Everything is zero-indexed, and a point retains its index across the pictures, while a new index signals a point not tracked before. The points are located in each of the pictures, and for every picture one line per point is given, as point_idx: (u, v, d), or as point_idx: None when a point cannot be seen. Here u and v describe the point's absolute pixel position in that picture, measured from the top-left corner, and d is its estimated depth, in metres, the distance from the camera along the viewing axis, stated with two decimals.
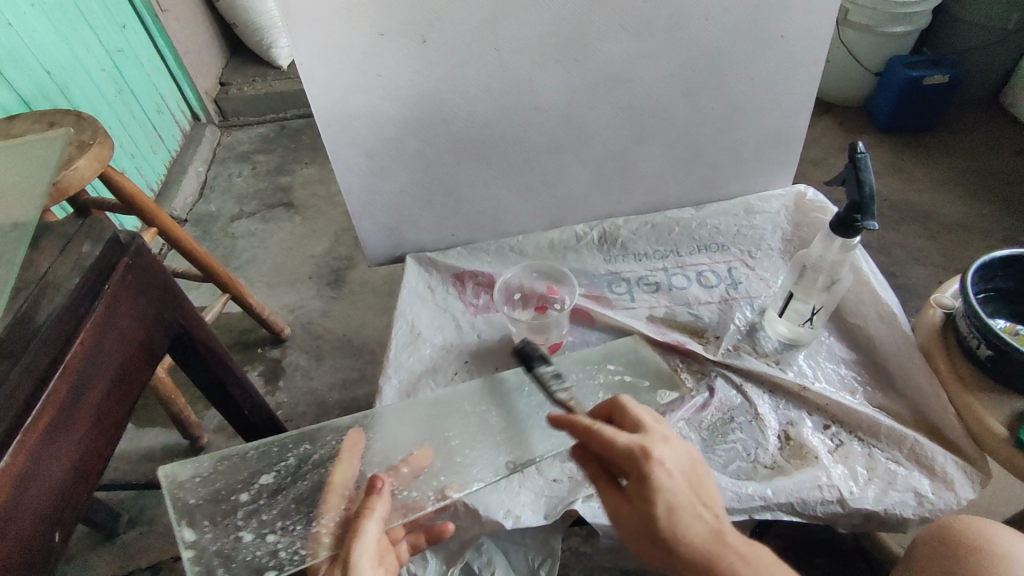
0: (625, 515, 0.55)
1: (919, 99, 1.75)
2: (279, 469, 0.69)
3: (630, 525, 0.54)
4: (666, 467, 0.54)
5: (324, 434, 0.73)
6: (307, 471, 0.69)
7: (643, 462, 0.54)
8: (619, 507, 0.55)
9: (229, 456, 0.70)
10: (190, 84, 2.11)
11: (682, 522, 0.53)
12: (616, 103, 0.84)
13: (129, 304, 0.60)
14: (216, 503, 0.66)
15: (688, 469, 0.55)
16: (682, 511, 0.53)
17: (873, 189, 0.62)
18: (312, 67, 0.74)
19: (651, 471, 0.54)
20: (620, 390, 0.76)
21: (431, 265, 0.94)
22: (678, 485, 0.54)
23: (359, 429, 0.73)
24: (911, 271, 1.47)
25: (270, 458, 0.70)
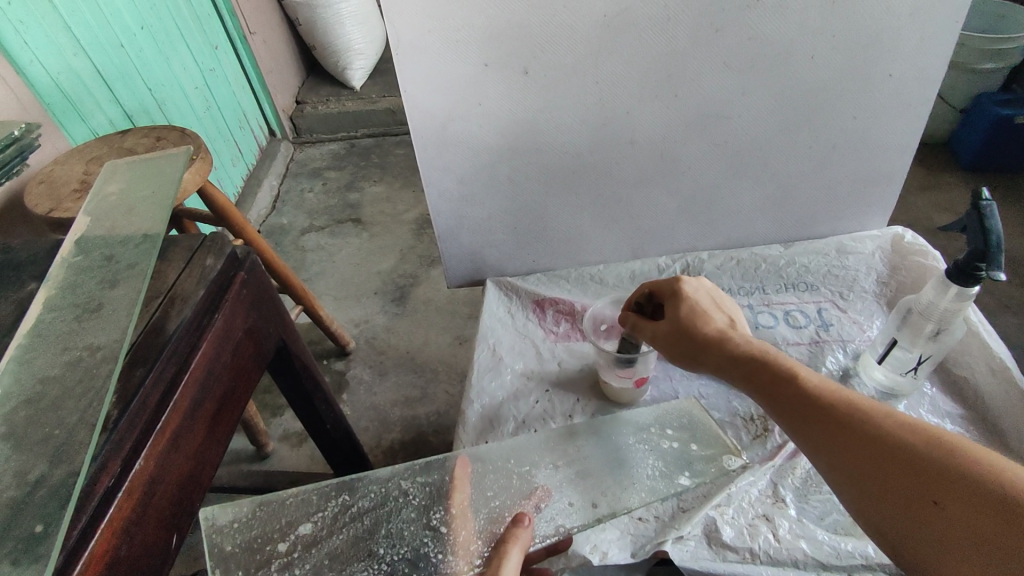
0: (658, 327, 0.69)
1: (1009, 139, 1.68)
2: (317, 519, 0.60)
3: (666, 331, 0.68)
4: (692, 286, 0.69)
5: (365, 484, 0.63)
6: (345, 526, 0.60)
7: (677, 282, 0.70)
8: (657, 325, 0.69)
9: (268, 500, 0.61)
10: (271, 102, 2.22)
11: (707, 323, 0.66)
12: (711, 139, 0.84)
13: (242, 317, 0.62)
14: (251, 553, 0.56)
15: (714, 301, 0.69)
16: (708, 315, 0.67)
17: (1001, 238, 0.59)
18: (417, 96, 0.76)
19: (681, 285, 0.69)
20: (676, 460, 0.70)
21: (512, 291, 0.95)
22: (705, 307, 0.68)
23: (399, 480, 0.64)
24: (1002, 319, 1.39)
25: (309, 506, 0.61)
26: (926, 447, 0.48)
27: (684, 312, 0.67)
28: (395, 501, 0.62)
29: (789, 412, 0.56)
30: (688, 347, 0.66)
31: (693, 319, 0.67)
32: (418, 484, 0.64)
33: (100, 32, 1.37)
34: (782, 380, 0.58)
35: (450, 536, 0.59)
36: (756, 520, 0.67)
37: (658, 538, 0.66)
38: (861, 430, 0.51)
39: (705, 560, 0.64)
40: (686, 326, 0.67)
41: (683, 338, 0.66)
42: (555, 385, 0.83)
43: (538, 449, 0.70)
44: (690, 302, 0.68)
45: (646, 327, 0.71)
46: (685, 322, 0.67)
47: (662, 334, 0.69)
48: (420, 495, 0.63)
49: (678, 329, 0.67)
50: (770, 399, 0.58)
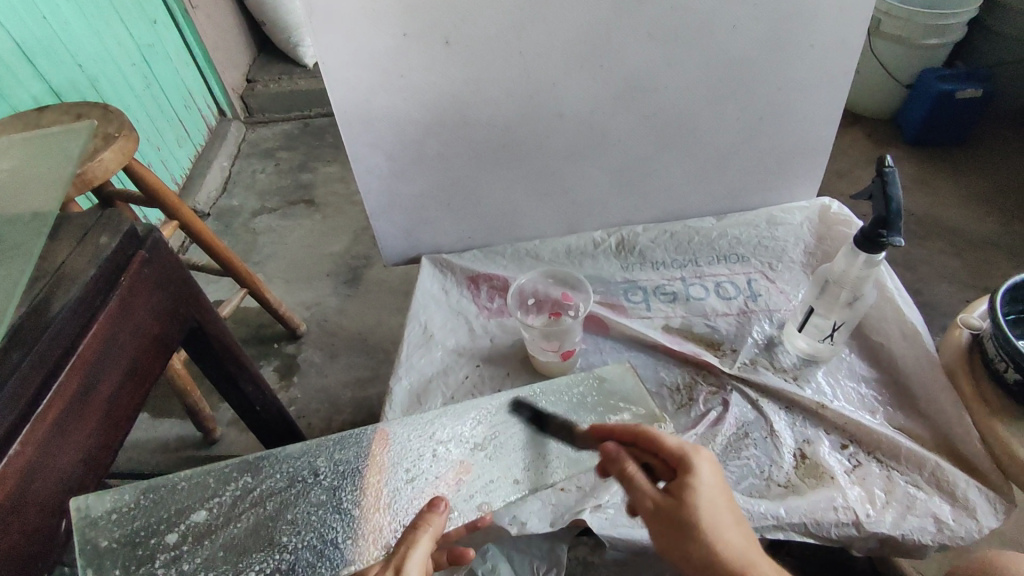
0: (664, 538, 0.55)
1: (950, 113, 1.71)
2: (214, 506, 0.57)
3: (669, 516, 0.55)
4: (707, 476, 0.56)
5: (271, 464, 0.61)
6: (244, 511, 0.58)
7: (686, 464, 0.57)
8: (655, 496, 0.56)
9: (157, 485, 0.58)
10: (218, 80, 2.14)
11: (720, 528, 0.54)
12: (639, 110, 0.83)
13: (144, 297, 0.60)
14: (133, 547, 0.54)
15: (725, 496, 0.56)
16: (718, 530, 0.54)
17: (901, 206, 0.61)
18: (336, 67, 0.74)
19: (694, 475, 0.56)
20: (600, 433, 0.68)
21: (446, 267, 0.93)
22: (719, 501, 0.55)
23: (310, 459, 0.61)
24: (938, 288, 1.43)
25: (203, 490, 0.58)
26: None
27: (693, 506, 0.54)
28: (304, 482, 0.60)
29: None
30: (688, 545, 0.54)
31: (706, 523, 0.54)
32: (330, 463, 0.61)
33: (18, 3, 1.29)
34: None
35: (361, 519, 0.58)
36: None
37: (577, 508, 0.67)
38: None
39: (624, 528, 0.65)
40: (697, 526, 0.54)
41: (684, 532, 0.54)
42: (486, 360, 0.84)
43: (465, 421, 0.67)
44: (704, 498, 0.55)
45: (645, 496, 0.57)
46: (695, 523, 0.54)
47: (660, 511, 0.56)
48: (331, 474, 0.61)
49: (684, 523, 0.54)
50: None
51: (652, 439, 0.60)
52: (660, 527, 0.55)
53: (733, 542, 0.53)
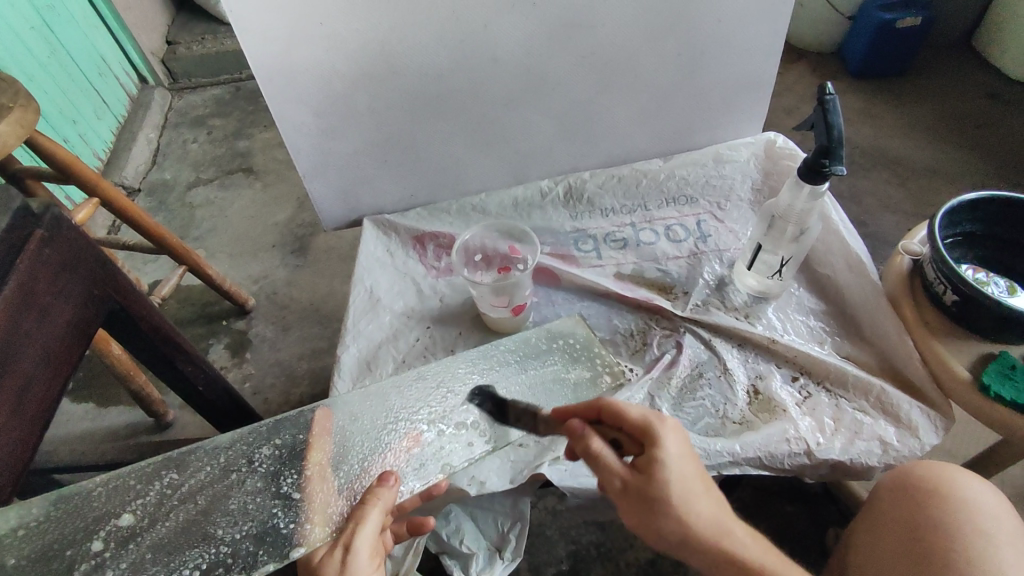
0: (636, 515, 0.54)
1: (892, 42, 1.71)
2: (138, 508, 0.54)
3: (639, 496, 0.53)
4: (673, 447, 0.54)
5: (199, 457, 0.57)
6: (172, 509, 0.54)
7: (652, 440, 0.55)
8: (628, 475, 0.54)
9: (70, 494, 0.53)
10: (134, 43, 1.97)
11: (686, 497, 0.53)
12: (577, 50, 0.79)
13: (49, 283, 0.55)
14: (48, 560, 0.50)
15: (694, 466, 0.55)
16: (690, 501, 0.53)
17: (842, 134, 0.60)
18: (246, 18, 0.67)
19: (659, 445, 0.54)
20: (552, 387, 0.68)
21: (390, 228, 0.89)
22: (685, 470, 0.54)
23: (245, 448, 0.58)
24: (882, 217, 1.46)
25: (125, 493, 0.54)
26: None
27: (662, 478, 0.53)
28: (238, 472, 0.57)
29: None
30: (658, 521, 0.53)
31: (675, 495, 0.52)
32: (266, 450, 0.58)
33: None
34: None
35: (302, 501, 0.55)
36: None
37: (535, 462, 0.67)
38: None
39: (584, 477, 0.67)
40: (668, 501, 0.52)
41: (654, 509, 0.53)
42: (437, 321, 0.81)
43: (412, 392, 0.65)
44: (674, 474, 0.53)
45: (614, 474, 0.54)
46: (666, 498, 0.52)
47: (630, 489, 0.54)
48: (269, 461, 0.58)
49: (655, 498, 0.52)
50: None
51: (615, 413, 0.58)
52: (630, 505, 0.53)
53: (697, 508, 0.53)
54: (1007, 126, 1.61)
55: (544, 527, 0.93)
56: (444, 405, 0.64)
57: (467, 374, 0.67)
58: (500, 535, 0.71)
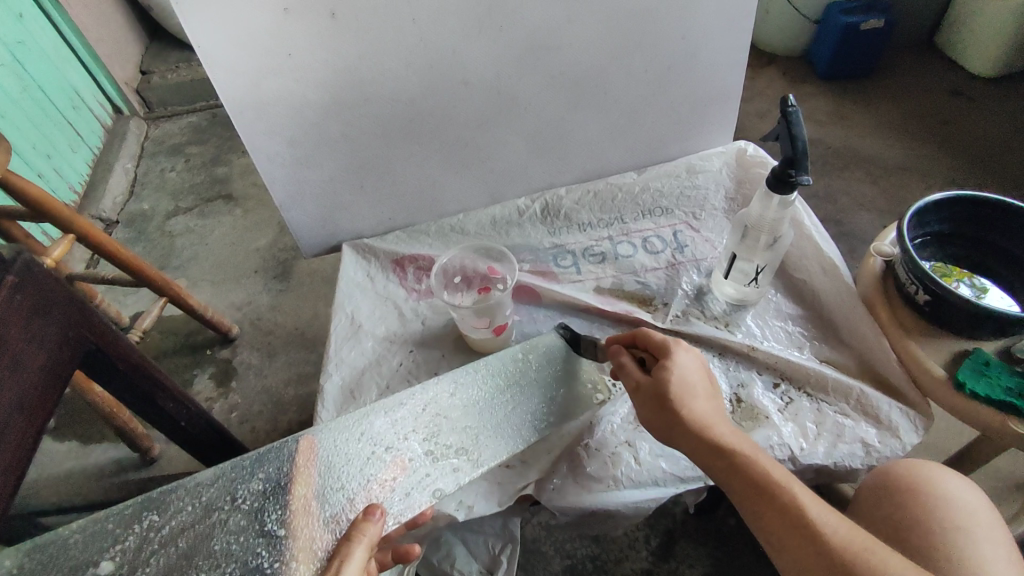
0: (648, 412, 0.60)
1: (858, 45, 1.75)
2: (116, 554, 0.52)
3: (648, 393, 0.60)
4: (685, 360, 0.61)
5: (179, 497, 0.56)
6: (153, 554, 0.53)
7: (665, 351, 0.62)
8: (640, 377, 0.62)
9: (44, 543, 0.52)
10: (108, 74, 1.95)
11: (692, 396, 0.59)
12: (547, 70, 0.81)
13: (20, 328, 0.55)
14: None
15: (704, 381, 0.61)
16: (690, 395, 0.59)
17: (805, 143, 0.61)
18: (214, 53, 0.67)
19: (673, 357, 0.61)
20: (533, 407, 0.69)
21: (370, 252, 0.90)
22: (694, 380, 0.60)
23: (227, 485, 0.57)
24: (858, 216, 1.48)
25: (103, 539, 0.53)
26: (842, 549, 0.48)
27: (668, 378, 0.60)
28: (220, 511, 0.55)
29: (761, 515, 0.53)
30: (668, 414, 0.59)
31: (678, 389, 0.59)
32: (249, 486, 0.57)
33: None
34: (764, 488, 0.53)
35: (286, 539, 0.54)
36: (620, 448, 0.69)
37: (522, 483, 0.67)
38: (813, 540, 0.50)
39: (571, 497, 0.66)
40: (672, 393, 0.59)
41: (662, 403, 0.59)
42: (419, 345, 0.81)
43: (399, 416, 0.65)
44: (679, 375, 0.60)
45: (631, 377, 0.63)
46: (670, 391, 0.59)
47: (642, 388, 0.61)
48: (251, 498, 0.56)
49: (661, 392, 0.59)
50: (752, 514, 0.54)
51: (644, 335, 0.65)
52: (642, 399, 0.61)
53: (702, 407, 0.58)
54: (973, 122, 1.65)
55: (539, 543, 0.92)
56: (430, 429, 0.65)
57: (450, 396, 0.67)
58: (491, 556, 0.70)
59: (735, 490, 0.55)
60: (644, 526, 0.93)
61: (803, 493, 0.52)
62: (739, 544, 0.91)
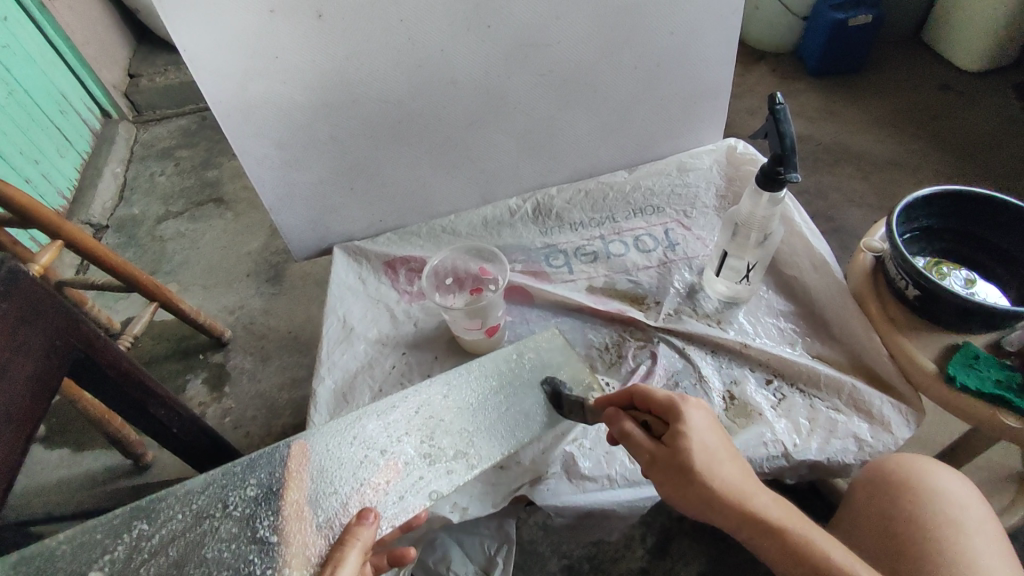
0: (670, 491, 0.55)
1: (846, 41, 1.75)
2: (107, 563, 0.52)
3: (667, 467, 0.54)
4: (699, 424, 0.55)
5: (169, 505, 0.55)
6: (143, 562, 0.52)
7: (677, 416, 0.55)
8: (656, 449, 0.55)
9: (33, 554, 0.51)
10: (95, 79, 1.94)
11: (716, 466, 0.54)
12: (535, 68, 0.80)
13: (6, 338, 0.54)
14: None
15: (719, 441, 0.55)
16: (716, 469, 0.54)
17: (794, 139, 0.61)
18: (200, 56, 0.67)
19: (687, 425, 0.55)
20: (527, 403, 0.68)
21: (361, 255, 0.89)
22: (713, 447, 0.55)
23: (217, 492, 0.57)
24: (848, 212, 1.49)
25: (92, 549, 0.52)
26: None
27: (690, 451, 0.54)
28: (211, 518, 0.55)
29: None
30: (693, 490, 0.53)
31: (701, 464, 0.53)
32: (240, 493, 0.57)
33: None
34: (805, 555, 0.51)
35: (279, 545, 0.54)
36: (614, 447, 0.69)
37: (517, 485, 0.67)
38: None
39: (566, 496, 0.66)
40: (697, 471, 0.53)
41: (688, 479, 0.53)
42: (412, 347, 0.81)
43: (391, 419, 0.65)
44: (698, 444, 0.54)
45: (641, 449, 0.56)
46: (695, 467, 0.53)
47: (660, 462, 0.55)
48: (242, 504, 0.56)
49: (685, 470, 0.53)
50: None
51: (643, 394, 0.59)
52: (661, 477, 0.55)
53: (728, 477, 0.54)
54: (961, 116, 1.66)
55: (536, 544, 0.92)
56: (423, 431, 0.64)
57: (443, 399, 0.67)
58: (486, 558, 0.70)
59: (771, 555, 0.53)
60: (640, 525, 0.93)
61: (847, 558, 0.51)
62: (735, 541, 0.91)
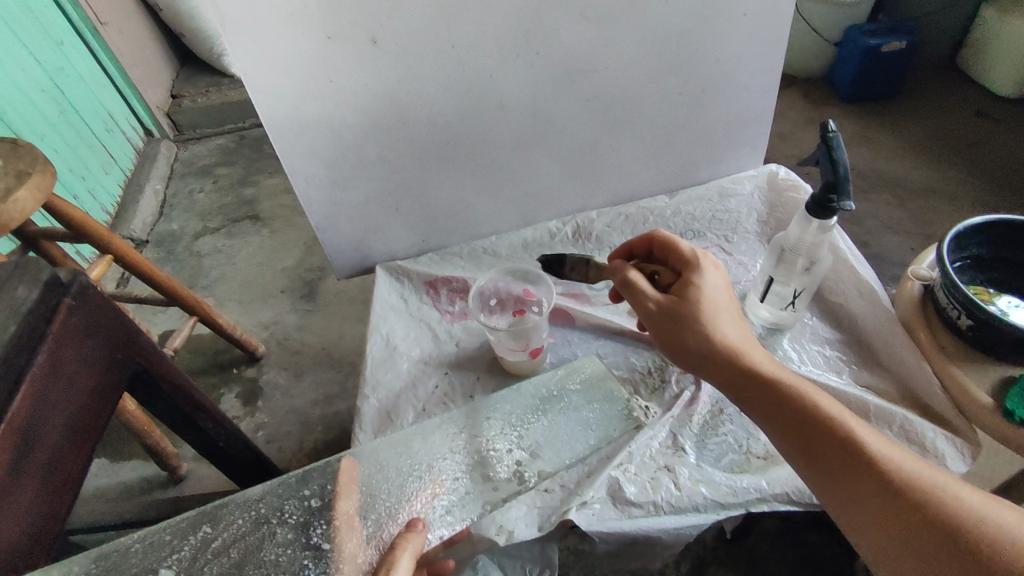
0: (661, 326, 0.63)
1: (880, 67, 1.75)
2: (174, 562, 0.53)
3: (667, 306, 0.62)
4: (709, 275, 0.64)
5: (232, 511, 0.57)
6: (206, 563, 0.53)
7: (691, 267, 0.65)
8: (659, 294, 0.64)
9: (108, 552, 0.53)
10: (141, 99, 2.01)
11: (716, 311, 0.61)
12: (581, 93, 0.82)
13: (73, 350, 0.55)
14: None
15: (728, 294, 0.64)
16: (716, 307, 0.62)
17: (847, 168, 0.61)
18: (259, 78, 0.69)
19: (697, 273, 0.64)
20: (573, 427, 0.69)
21: (404, 275, 0.91)
22: (720, 296, 0.63)
23: (275, 500, 0.57)
24: (885, 238, 1.47)
25: (160, 550, 0.54)
26: (912, 484, 0.47)
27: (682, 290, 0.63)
28: (269, 523, 0.56)
29: (786, 423, 0.54)
30: (688, 324, 0.61)
31: (701, 303, 0.61)
32: (295, 500, 0.57)
33: None
34: (791, 398, 0.55)
35: (332, 551, 0.54)
36: (659, 473, 0.68)
37: (563, 508, 0.65)
38: (843, 443, 0.51)
39: (611, 521, 0.64)
40: (694, 316, 0.61)
41: (681, 321, 0.61)
42: (454, 367, 0.81)
43: (439, 438, 0.66)
44: (705, 289, 0.62)
45: (645, 293, 0.65)
46: (694, 307, 0.61)
47: (661, 302, 0.63)
48: (298, 510, 0.57)
49: (684, 314, 0.61)
50: (786, 425, 0.54)
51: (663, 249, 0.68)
52: (658, 318, 0.63)
53: (728, 322, 0.61)
54: (1000, 143, 1.64)
55: None
56: (470, 448, 0.66)
57: (487, 419, 0.69)
58: None
59: (759, 400, 0.56)
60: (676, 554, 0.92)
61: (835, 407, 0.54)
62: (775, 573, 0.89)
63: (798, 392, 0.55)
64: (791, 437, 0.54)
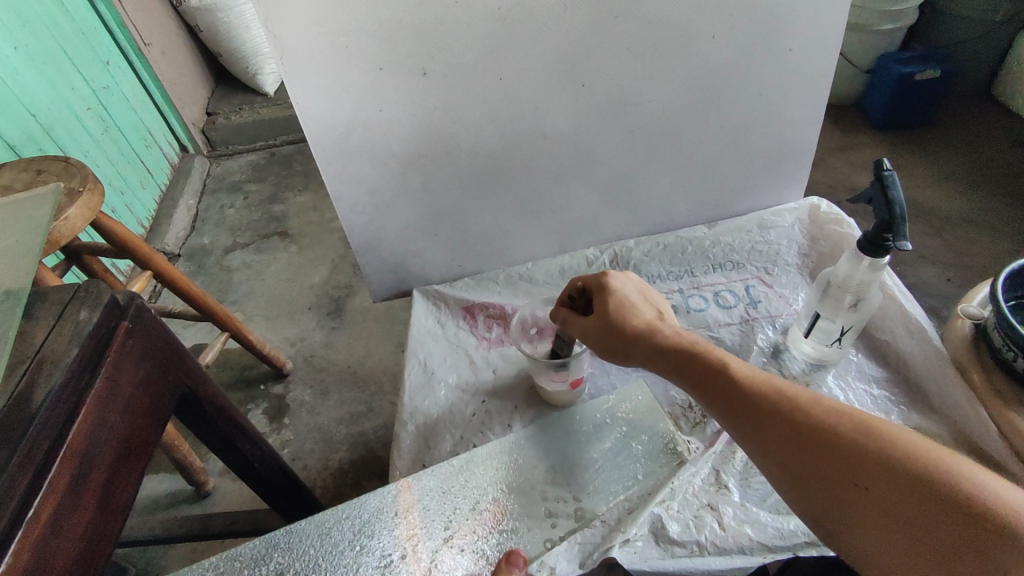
0: (595, 338, 0.65)
1: (913, 96, 1.74)
2: None
3: (593, 322, 0.66)
4: (619, 282, 0.67)
5: (308, 541, 0.60)
6: None
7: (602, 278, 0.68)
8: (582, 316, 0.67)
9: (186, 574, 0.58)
10: (179, 116, 2.06)
11: (632, 311, 0.64)
12: (624, 124, 0.82)
13: (130, 371, 0.56)
14: None
15: (642, 295, 0.68)
16: (635, 308, 0.65)
17: (903, 208, 0.60)
18: (311, 108, 0.71)
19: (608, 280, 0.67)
20: (624, 453, 0.70)
21: (441, 299, 0.91)
22: (632, 299, 0.66)
23: (349, 532, 0.61)
24: (920, 269, 1.45)
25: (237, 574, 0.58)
26: (856, 429, 0.48)
27: (611, 307, 0.65)
28: (343, 556, 0.59)
29: (729, 407, 0.55)
30: (616, 331, 0.64)
31: (618, 308, 0.65)
32: (370, 535, 0.61)
33: None
34: (723, 377, 0.56)
35: None
36: (703, 511, 0.67)
37: (605, 545, 0.61)
38: (785, 412, 0.51)
39: (654, 558, 0.62)
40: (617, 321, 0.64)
41: (610, 330, 0.64)
42: (492, 395, 0.81)
43: (492, 466, 0.68)
44: (617, 295, 0.66)
45: (570, 317, 0.68)
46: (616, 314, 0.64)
47: (588, 320, 0.66)
48: (370, 546, 0.60)
49: (608, 320, 0.64)
50: (734, 412, 0.54)
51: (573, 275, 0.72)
52: (592, 334, 0.65)
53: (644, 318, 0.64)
54: None
55: None
56: (523, 476, 0.68)
57: (535, 447, 0.70)
58: None
59: (703, 392, 0.57)
60: None
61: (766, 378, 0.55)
62: None
63: (727, 370, 0.56)
64: (738, 420, 0.54)
